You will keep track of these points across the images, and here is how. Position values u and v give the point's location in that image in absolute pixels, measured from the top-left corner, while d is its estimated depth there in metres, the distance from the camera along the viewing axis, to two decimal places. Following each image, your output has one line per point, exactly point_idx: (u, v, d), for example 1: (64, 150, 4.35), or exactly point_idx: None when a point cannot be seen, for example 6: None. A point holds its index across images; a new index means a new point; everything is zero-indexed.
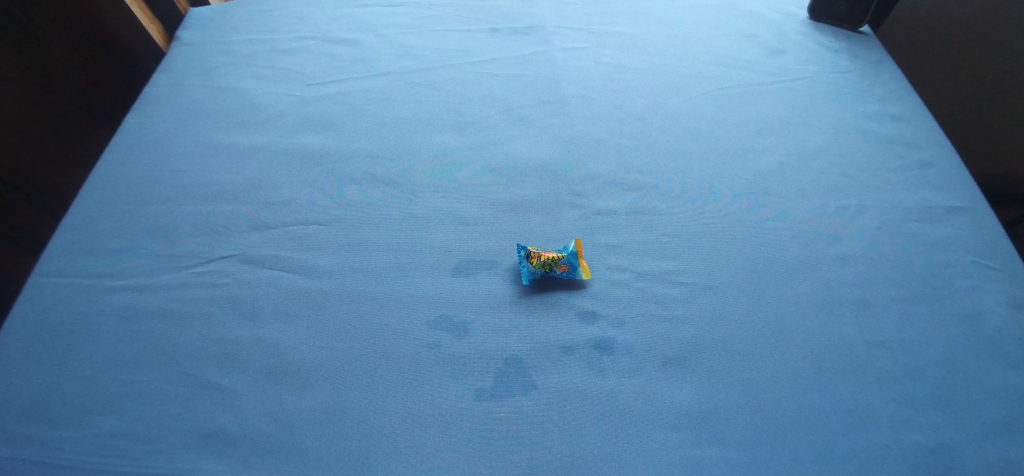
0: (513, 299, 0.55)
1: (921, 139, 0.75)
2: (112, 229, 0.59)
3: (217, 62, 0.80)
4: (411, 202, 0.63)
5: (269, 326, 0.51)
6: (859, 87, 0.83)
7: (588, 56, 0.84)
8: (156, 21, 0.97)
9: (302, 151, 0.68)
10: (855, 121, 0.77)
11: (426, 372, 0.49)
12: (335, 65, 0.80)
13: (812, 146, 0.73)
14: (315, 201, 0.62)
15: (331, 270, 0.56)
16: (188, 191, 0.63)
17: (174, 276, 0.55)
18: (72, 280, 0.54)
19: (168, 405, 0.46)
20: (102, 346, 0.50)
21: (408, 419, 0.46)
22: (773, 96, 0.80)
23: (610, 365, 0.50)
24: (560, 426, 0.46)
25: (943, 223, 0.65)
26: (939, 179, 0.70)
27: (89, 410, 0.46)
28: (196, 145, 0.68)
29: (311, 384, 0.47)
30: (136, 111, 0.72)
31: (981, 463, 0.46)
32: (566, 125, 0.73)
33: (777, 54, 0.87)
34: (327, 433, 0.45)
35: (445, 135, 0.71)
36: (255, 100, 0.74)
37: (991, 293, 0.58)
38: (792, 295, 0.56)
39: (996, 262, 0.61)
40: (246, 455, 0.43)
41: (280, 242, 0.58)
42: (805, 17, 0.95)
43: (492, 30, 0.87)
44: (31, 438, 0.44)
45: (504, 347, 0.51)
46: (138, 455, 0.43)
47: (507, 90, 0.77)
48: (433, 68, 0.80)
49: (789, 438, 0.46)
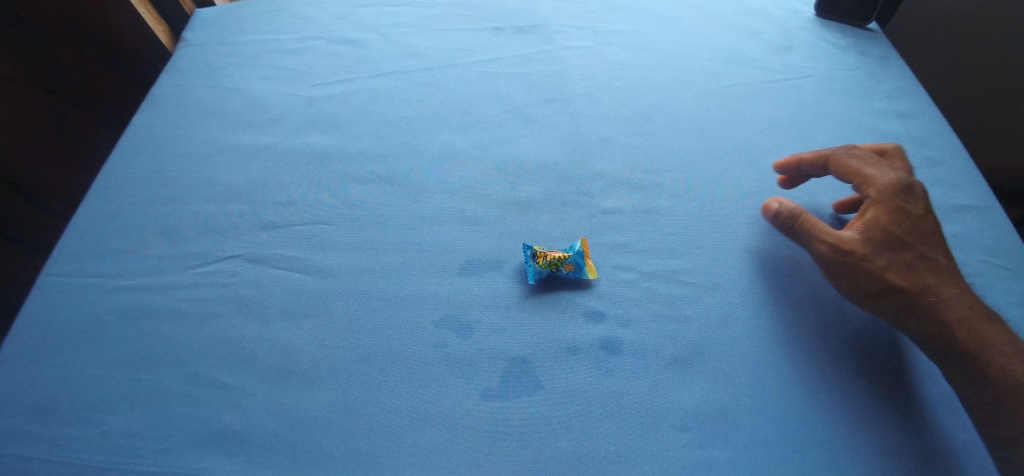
0: (521, 300, 0.54)
1: (931, 137, 0.74)
2: (120, 230, 0.59)
3: (222, 63, 0.80)
4: (416, 202, 0.63)
5: (275, 326, 0.52)
6: (867, 84, 0.82)
7: (592, 55, 0.83)
8: (162, 23, 0.94)
9: (308, 151, 0.68)
10: (863, 118, 0.77)
11: (432, 371, 0.49)
12: (339, 65, 0.80)
13: (820, 144, 0.73)
14: (322, 201, 0.62)
15: (338, 270, 0.56)
16: (195, 192, 0.63)
17: (181, 276, 0.55)
18: (81, 280, 0.54)
19: (176, 405, 0.47)
20: (109, 345, 0.50)
21: (414, 418, 0.46)
22: (779, 93, 0.79)
23: (615, 365, 0.50)
24: (567, 427, 0.46)
25: (954, 222, 0.64)
26: (948, 177, 0.69)
27: (97, 409, 0.46)
28: (202, 146, 0.68)
29: (316, 383, 0.48)
30: (142, 112, 0.72)
31: (992, 464, 0.45)
32: (571, 123, 0.73)
33: (783, 52, 0.86)
34: (333, 434, 0.45)
35: (451, 134, 0.71)
36: (261, 101, 0.74)
37: (1003, 293, 0.57)
38: (800, 295, 0.56)
39: (1009, 261, 0.60)
40: (253, 454, 0.44)
41: (286, 242, 0.58)
42: (812, 13, 0.94)
43: (495, 29, 0.86)
44: (40, 437, 0.45)
45: (509, 347, 0.51)
46: (146, 454, 0.44)
47: (511, 89, 0.77)
48: (437, 67, 0.80)
49: (795, 439, 0.46)
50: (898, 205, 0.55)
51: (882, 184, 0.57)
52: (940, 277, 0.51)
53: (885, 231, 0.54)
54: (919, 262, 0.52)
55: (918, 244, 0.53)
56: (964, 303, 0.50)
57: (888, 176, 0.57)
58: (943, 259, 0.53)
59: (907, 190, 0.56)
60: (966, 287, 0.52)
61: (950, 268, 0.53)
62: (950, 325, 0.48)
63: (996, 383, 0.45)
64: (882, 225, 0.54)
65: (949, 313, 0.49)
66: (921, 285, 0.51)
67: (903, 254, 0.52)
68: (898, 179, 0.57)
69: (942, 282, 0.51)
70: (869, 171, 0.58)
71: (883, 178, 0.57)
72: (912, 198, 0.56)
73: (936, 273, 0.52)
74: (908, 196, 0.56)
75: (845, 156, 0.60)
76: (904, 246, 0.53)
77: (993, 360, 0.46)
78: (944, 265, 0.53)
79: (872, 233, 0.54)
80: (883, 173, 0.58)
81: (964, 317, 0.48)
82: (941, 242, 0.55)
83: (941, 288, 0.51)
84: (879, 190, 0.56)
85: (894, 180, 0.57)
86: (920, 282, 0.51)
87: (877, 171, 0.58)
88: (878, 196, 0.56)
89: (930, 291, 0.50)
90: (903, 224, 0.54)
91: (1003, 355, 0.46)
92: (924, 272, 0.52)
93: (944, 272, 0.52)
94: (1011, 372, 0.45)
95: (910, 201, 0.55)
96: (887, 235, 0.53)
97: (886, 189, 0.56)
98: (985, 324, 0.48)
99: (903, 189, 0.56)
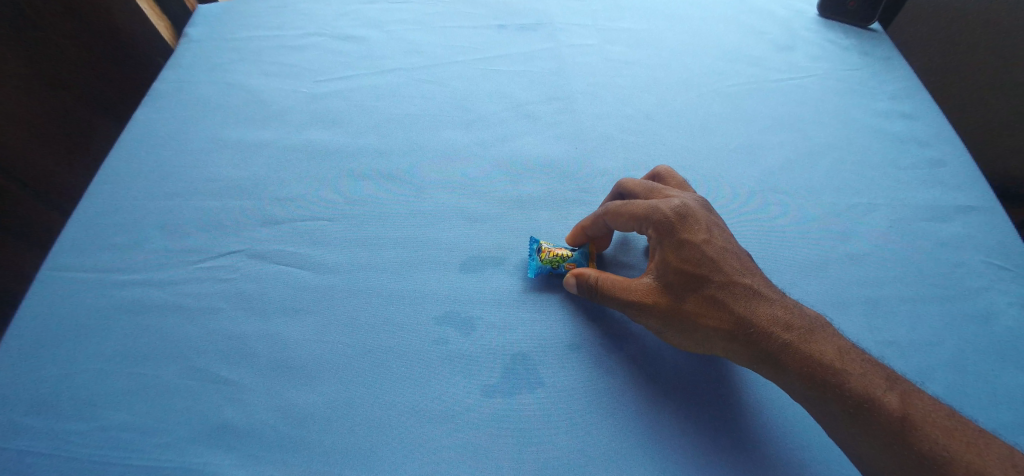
0: (523, 297, 0.55)
1: (934, 138, 0.74)
2: (121, 225, 0.59)
3: (224, 59, 0.80)
4: (419, 198, 0.63)
5: (276, 322, 0.52)
6: (870, 84, 0.82)
7: (596, 54, 0.83)
8: (165, 19, 0.93)
9: (311, 148, 0.68)
10: (866, 119, 0.77)
11: (431, 368, 0.49)
12: (342, 62, 0.79)
13: (823, 143, 0.73)
14: (323, 197, 0.62)
15: (340, 266, 0.56)
16: (197, 187, 0.63)
17: (181, 271, 0.55)
18: (83, 275, 0.54)
19: (177, 398, 0.47)
20: (110, 340, 0.50)
21: (413, 415, 0.46)
22: (781, 93, 0.79)
23: (615, 363, 0.50)
24: (565, 425, 0.46)
25: (956, 222, 0.64)
26: (950, 178, 0.69)
27: (98, 403, 0.46)
28: (204, 141, 0.68)
29: (316, 379, 0.48)
30: (143, 107, 0.72)
31: None
32: (573, 122, 0.73)
33: (786, 51, 0.86)
34: (333, 429, 0.45)
35: (453, 131, 0.71)
36: (263, 97, 0.74)
37: (1003, 293, 0.58)
38: (801, 294, 0.57)
39: (1011, 262, 0.60)
40: (253, 449, 0.44)
41: (288, 238, 0.58)
42: (815, 13, 0.94)
43: (498, 27, 0.86)
44: (40, 432, 0.45)
45: (510, 345, 0.51)
46: (146, 449, 0.44)
47: (514, 87, 0.77)
48: (440, 65, 0.79)
49: (792, 437, 0.47)
50: (681, 239, 0.48)
51: (656, 220, 0.49)
52: (744, 307, 0.46)
53: (678, 274, 0.48)
54: (721, 295, 0.47)
55: (713, 275, 0.47)
56: (776, 326, 0.45)
57: (659, 213, 0.49)
58: (746, 282, 0.47)
59: (681, 221, 0.49)
60: (784, 302, 0.46)
61: (758, 293, 0.47)
62: (781, 354, 0.44)
63: (836, 403, 0.41)
64: (673, 268, 0.48)
65: (774, 345, 0.44)
66: (737, 320, 0.46)
67: (704, 291, 0.47)
68: (673, 206, 0.49)
69: (746, 312, 0.46)
70: (637, 211, 0.50)
71: (657, 215, 0.49)
72: (688, 228, 0.49)
73: (739, 302, 0.46)
74: (683, 227, 0.48)
75: (608, 212, 0.52)
76: (698, 285, 0.47)
77: (829, 380, 0.42)
78: (742, 290, 0.47)
79: (666, 277, 0.48)
80: (660, 207, 0.49)
81: (790, 343, 0.44)
82: (741, 258, 0.49)
83: (756, 315, 0.45)
84: (656, 229, 0.49)
85: (664, 216, 0.49)
86: (730, 318, 0.46)
87: (646, 208, 0.50)
88: (661, 235, 0.49)
89: (749, 325, 0.45)
90: (690, 257, 0.47)
91: (842, 372, 0.42)
92: (729, 307, 0.46)
93: (748, 295, 0.46)
94: (850, 389, 0.41)
95: (690, 232, 0.48)
96: (679, 277, 0.48)
97: (664, 228, 0.49)
98: (808, 343, 0.43)
99: (678, 222, 0.49)
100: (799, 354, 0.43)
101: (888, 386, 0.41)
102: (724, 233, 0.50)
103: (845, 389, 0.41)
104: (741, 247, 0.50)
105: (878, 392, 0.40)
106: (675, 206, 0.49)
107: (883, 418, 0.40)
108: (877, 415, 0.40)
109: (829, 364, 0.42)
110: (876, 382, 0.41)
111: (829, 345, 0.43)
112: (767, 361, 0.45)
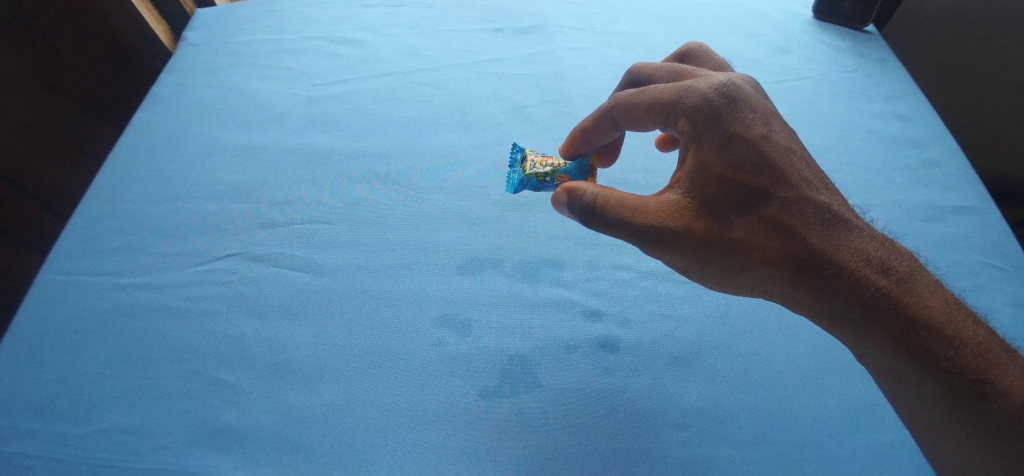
0: (520, 299, 0.55)
1: (928, 138, 0.75)
2: (119, 228, 0.59)
3: (221, 63, 0.80)
4: (415, 202, 0.63)
5: (273, 325, 0.52)
6: (864, 85, 0.82)
7: (591, 56, 0.84)
8: (162, 23, 0.90)
9: (306, 151, 0.68)
10: (860, 120, 0.77)
11: (429, 370, 0.49)
12: (339, 65, 0.80)
13: (817, 143, 0.73)
14: (320, 201, 0.62)
15: (337, 269, 0.56)
16: (195, 190, 0.63)
17: (178, 274, 0.55)
18: (79, 279, 0.54)
19: (175, 401, 0.47)
20: (109, 343, 0.50)
21: (412, 416, 0.46)
22: (776, 94, 0.80)
23: (614, 362, 0.50)
24: (564, 424, 0.46)
25: (951, 222, 0.65)
26: (946, 178, 0.70)
27: (96, 407, 0.46)
28: (202, 144, 0.68)
29: (314, 382, 0.48)
30: (142, 111, 0.72)
31: None
32: (570, 124, 0.73)
33: (781, 54, 0.86)
34: (331, 433, 0.45)
35: (449, 134, 0.71)
36: (260, 100, 0.74)
37: (997, 293, 0.58)
38: None
39: (1005, 261, 0.61)
40: (252, 452, 0.44)
41: (285, 241, 0.58)
42: (810, 15, 0.94)
43: (495, 30, 0.86)
44: (38, 436, 0.45)
45: (507, 346, 0.51)
46: (143, 453, 0.44)
47: (511, 90, 0.77)
48: (436, 68, 0.80)
49: (789, 438, 0.47)
50: (727, 137, 0.46)
51: (691, 108, 0.47)
52: (805, 225, 0.44)
53: (724, 185, 0.45)
54: (784, 217, 0.45)
55: (774, 194, 0.45)
56: (868, 268, 0.43)
57: (696, 96, 0.47)
58: (815, 199, 0.45)
59: (726, 106, 0.47)
60: (864, 231, 0.45)
61: (824, 207, 0.45)
62: (864, 298, 0.42)
63: (940, 385, 0.40)
64: (714, 172, 0.45)
65: (843, 272, 0.43)
66: (795, 239, 0.44)
67: (761, 211, 0.45)
68: (715, 87, 0.47)
69: (807, 231, 0.44)
70: (666, 97, 0.48)
71: (693, 101, 0.47)
72: (738, 120, 0.46)
73: (807, 225, 0.44)
74: (730, 115, 0.46)
75: (618, 103, 0.52)
76: (757, 205, 0.45)
77: (917, 334, 0.41)
78: (813, 212, 0.45)
79: (705, 188, 0.46)
80: (698, 88, 0.47)
81: (877, 284, 0.42)
82: (802, 160, 0.47)
83: (837, 249, 0.44)
84: (690, 121, 0.47)
85: (705, 99, 0.47)
86: (786, 236, 0.45)
87: (678, 93, 0.48)
88: (702, 133, 0.46)
89: (818, 256, 0.44)
90: (742, 164, 0.45)
91: (950, 339, 0.40)
92: (788, 227, 0.45)
93: (817, 217, 0.45)
94: (960, 363, 0.40)
95: (738, 123, 0.46)
96: (731, 194, 0.45)
97: (700, 116, 0.46)
98: (903, 291, 0.42)
99: (723, 107, 0.46)
100: (878, 290, 0.42)
101: (1007, 359, 0.40)
102: (785, 133, 0.48)
103: (952, 361, 0.40)
104: (804, 148, 0.48)
105: (999, 369, 0.40)
106: (716, 87, 0.47)
107: (1008, 403, 0.39)
108: (998, 401, 0.39)
109: (908, 302, 0.41)
110: (993, 351, 0.40)
111: (928, 295, 0.42)
112: (829, 294, 0.44)
